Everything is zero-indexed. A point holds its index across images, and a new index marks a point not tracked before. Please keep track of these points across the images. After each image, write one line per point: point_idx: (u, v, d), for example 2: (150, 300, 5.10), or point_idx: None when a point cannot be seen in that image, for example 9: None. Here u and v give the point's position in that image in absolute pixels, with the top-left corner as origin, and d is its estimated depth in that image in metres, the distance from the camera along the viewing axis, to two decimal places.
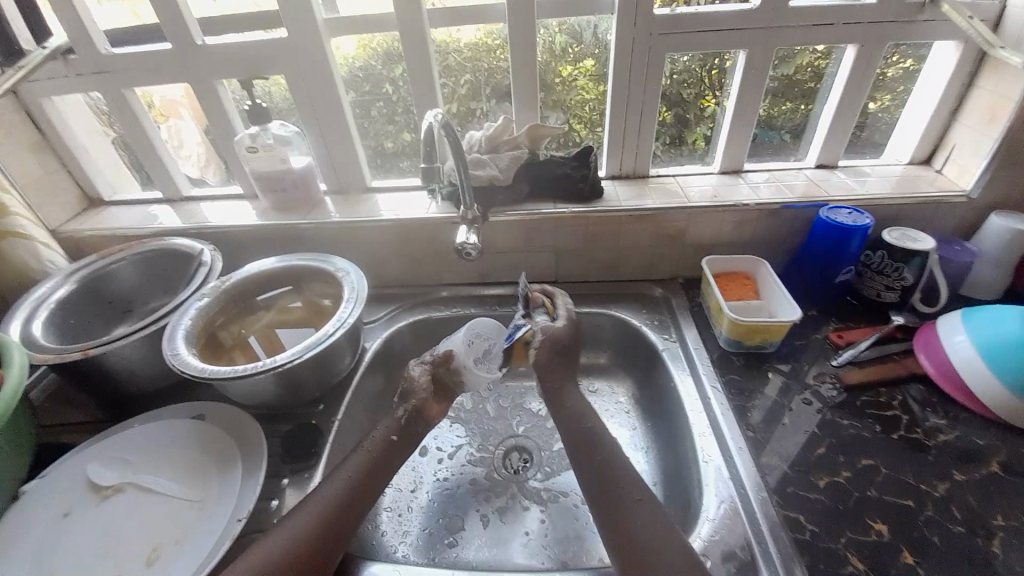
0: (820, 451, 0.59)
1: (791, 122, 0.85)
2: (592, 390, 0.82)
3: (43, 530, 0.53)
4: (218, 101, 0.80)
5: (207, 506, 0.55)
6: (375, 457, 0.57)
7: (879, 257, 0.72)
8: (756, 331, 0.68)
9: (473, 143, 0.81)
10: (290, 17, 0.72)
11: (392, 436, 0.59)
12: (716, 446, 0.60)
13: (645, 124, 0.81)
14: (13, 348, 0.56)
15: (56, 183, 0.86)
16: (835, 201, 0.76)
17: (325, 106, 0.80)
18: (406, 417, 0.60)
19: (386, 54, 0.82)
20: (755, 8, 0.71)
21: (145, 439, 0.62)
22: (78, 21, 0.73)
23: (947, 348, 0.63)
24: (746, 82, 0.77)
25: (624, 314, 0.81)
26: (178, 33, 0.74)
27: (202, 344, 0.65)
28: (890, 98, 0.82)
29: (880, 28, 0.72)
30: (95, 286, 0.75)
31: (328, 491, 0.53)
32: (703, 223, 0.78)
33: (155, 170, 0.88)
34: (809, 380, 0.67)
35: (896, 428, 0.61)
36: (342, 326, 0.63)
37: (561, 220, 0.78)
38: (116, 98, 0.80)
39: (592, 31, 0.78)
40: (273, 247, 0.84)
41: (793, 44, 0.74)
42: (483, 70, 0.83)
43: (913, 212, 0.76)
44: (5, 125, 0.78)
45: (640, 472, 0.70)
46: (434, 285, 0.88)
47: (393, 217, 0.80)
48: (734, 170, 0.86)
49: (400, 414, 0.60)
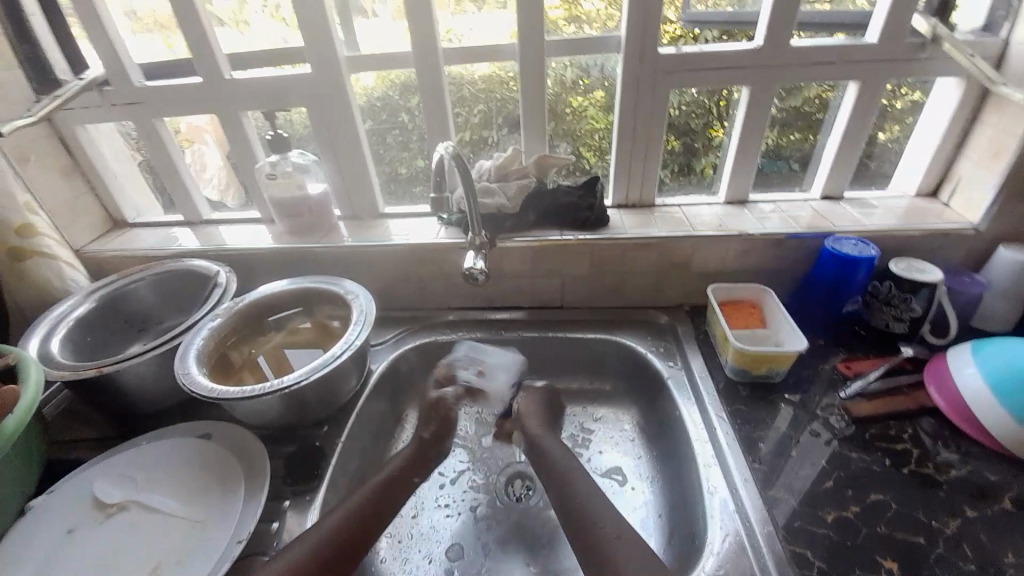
0: (829, 485, 0.57)
1: (799, 152, 0.86)
2: (596, 417, 0.81)
3: (45, 546, 0.54)
4: (241, 129, 0.84)
5: (208, 527, 0.55)
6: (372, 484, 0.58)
7: (887, 287, 0.71)
8: (762, 361, 0.67)
9: (483, 172, 0.83)
10: (313, 53, 0.76)
11: None
12: (722, 478, 0.59)
13: (652, 155, 0.83)
14: (30, 365, 0.58)
15: (83, 204, 0.90)
16: (841, 232, 0.76)
17: (344, 135, 0.83)
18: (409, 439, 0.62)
19: (403, 85, 0.84)
20: (759, 47, 0.73)
21: (150, 458, 0.63)
22: (115, 57, 0.78)
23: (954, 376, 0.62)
24: (750, 115, 0.78)
25: (629, 341, 0.81)
26: (209, 68, 0.78)
27: (212, 364, 0.67)
28: (896, 130, 0.83)
29: (881, 66, 0.73)
30: (114, 304, 0.77)
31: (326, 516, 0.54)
32: (709, 251, 0.79)
33: (179, 195, 0.92)
34: (818, 412, 0.66)
35: (907, 463, 0.59)
36: (349, 347, 0.64)
37: (567, 247, 0.80)
38: (146, 127, 0.84)
39: (600, 67, 0.81)
40: (287, 269, 0.86)
41: (797, 79, 0.76)
42: (496, 101, 0.85)
43: (920, 244, 0.76)
44: (40, 150, 0.82)
45: (643, 503, 0.69)
46: (442, 309, 0.89)
47: (404, 241, 0.82)
48: (740, 200, 0.87)
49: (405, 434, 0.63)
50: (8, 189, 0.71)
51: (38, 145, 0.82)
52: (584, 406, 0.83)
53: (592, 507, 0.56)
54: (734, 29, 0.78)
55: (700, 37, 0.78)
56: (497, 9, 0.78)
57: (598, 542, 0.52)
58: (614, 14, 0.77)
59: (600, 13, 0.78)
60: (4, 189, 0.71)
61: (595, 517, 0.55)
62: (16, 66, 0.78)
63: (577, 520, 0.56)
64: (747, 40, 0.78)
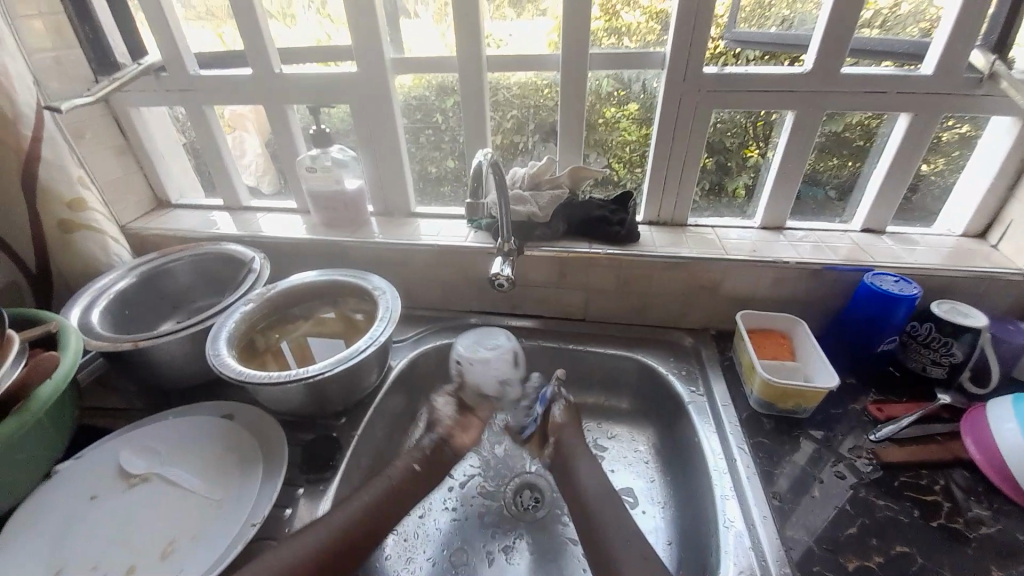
0: (852, 530, 0.55)
1: (837, 179, 0.84)
2: (610, 435, 0.80)
3: (69, 511, 0.56)
4: (285, 121, 0.86)
5: (224, 506, 0.57)
6: (394, 486, 0.59)
7: (926, 329, 0.69)
8: (788, 394, 0.66)
9: (516, 179, 0.84)
10: (360, 53, 0.78)
11: (414, 466, 0.62)
12: (739, 512, 0.58)
13: (687, 173, 0.82)
14: (71, 334, 0.60)
15: (132, 183, 0.94)
16: (880, 267, 0.73)
17: (382, 132, 0.85)
18: (431, 449, 0.65)
19: (439, 87, 0.85)
20: (806, 72, 0.72)
21: (174, 434, 0.65)
22: (173, 46, 0.82)
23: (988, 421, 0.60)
24: (792, 141, 0.77)
25: (650, 360, 0.80)
26: (260, 62, 0.81)
27: (241, 348, 0.69)
28: (943, 163, 0.80)
29: (935, 100, 0.71)
30: (153, 281, 0.80)
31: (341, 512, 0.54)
32: (739, 276, 0.77)
33: (220, 180, 0.95)
34: (844, 452, 0.64)
35: (936, 515, 0.56)
36: (373, 343, 0.65)
37: (595, 260, 0.79)
38: (196, 113, 0.87)
39: (640, 83, 0.80)
40: (318, 259, 0.88)
41: (844, 107, 0.74)
42: (530, 107, 0.86)
43: (964, 286, 0.73)
44: (96, 130, 0.86)
45: (654, 528, 0.67)
46: (464, 311, 0.90)
47: (433, 242, 0.83)
48: (775, 226, 0.85)
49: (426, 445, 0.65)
50: (63, 165, 0.74)
51: (94, 124, 0.86)
52: (597, 423, 0.82)
53: (601, 528, 0.55)
54: (778, 50, 0.77)
55: (744, 58, 0.77)
56: (537, 15, 0.78)
57: (610, 567, 0.52)
58: (655, 28, 0.76)
59: (641, 27, 0.77)
60: (59, 165, 0.74)
61: (605, 539, 0.54)
62: (77, 47, 0.82)
63: (589, 539, 0.56)
64: (791, 62, 0.77)
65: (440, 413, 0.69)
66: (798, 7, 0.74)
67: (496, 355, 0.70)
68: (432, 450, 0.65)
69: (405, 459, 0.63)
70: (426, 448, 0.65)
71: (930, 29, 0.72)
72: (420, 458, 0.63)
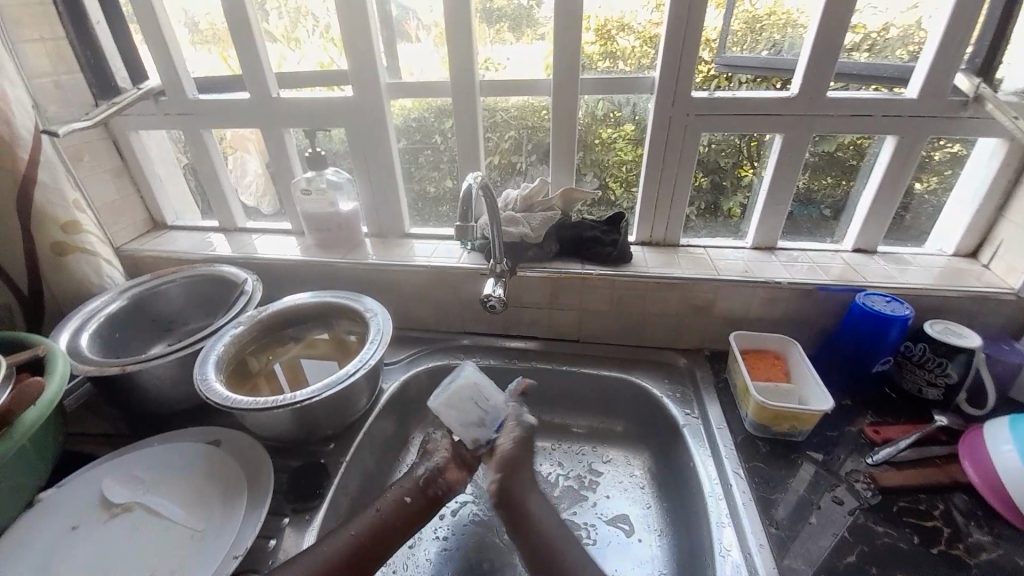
0: (851, 559, 0.54)
1: (831, 198, 0.85)
2: (605, 459, 0.79)
3: (47, 542, 0.54)
4: (282, 144, 0.88)
5: (208, 536, 0.56)
6: (384, 521, 0.56)
7: (920, 349, 0.68)
8: (784, 417, 0.65)
9: (509, 201, 0.85)
10: (357, 78, 0.80)
11: (404, 498, 0.58)
12: (736, 540, 0.56)
13: (679, 194, 0.83)
14: (58, 357, 0.60)
15: (128, 205, 0.94)
16: (873, 288, 0.73)
17: (378, 155, 0.86)
18: (425, 479, 0.59)
19: (438, 109, 0.86)
20: (793, 95, 0.73)
21: (160, 460, 0.63)
22: (173, 71, 0.83)
23: (988, 443, 0.59)
24: (782, 161, 0.78)
25: (644, 382, 0.79)
26: (259, 87, 0.82)
27: (230, 371, 0.68)
28: (937, 182, 0.80)
29: (921, 122, 0.72)
30: (145, 303, 0.80)
31: (339, 551, 0.52)
32: (732, 297, 0.77)
33: (217, 201, 0.95)
34: (841, 477, 0.63)
35: (935, 542, 0.55)
36: (362, 366, 0.65)
37: (588, 281, 0.79)
38: (194, 137, 0.89)
39: (632, 107, 0.82)
40: (312, 281, 0.88)
41: (831, 129, 0.75)
42: (527, 129, 0.87)
43: (957, 306, 0.73)
44: (94, 153, 0.87)
45: (650, 558, 0.65)
46: (458, 332, 0.89)
47: (427, 263, 0.83)
48: (768, 246, 0.86)
49: (421, 474, 0.60)
50: (59, 187, 0.75)
51: (93, 147, 0.87)
52: (545, 442, 0.82)
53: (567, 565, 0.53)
54: (771, 74, 0.78)
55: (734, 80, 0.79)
56: (535, 40, 0.80)
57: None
58: (649, 52, 0.77)
59: (636, 50, 0.78)
60: (57, 188, 0.75)
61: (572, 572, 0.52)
62: (78, 72, 0.84)
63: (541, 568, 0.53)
64: (781, 86, 0.78)
65: (438, 443, 0.63)
66: (788, 31, 0.75)
67: (445, 403, 0.59)
68: (425, 481, 0.59)
69: (397, 490, 0.58)
70: (420, 479, 0.59)
71: (916, 52, 0.73)
72: (412, 490, 0.58)
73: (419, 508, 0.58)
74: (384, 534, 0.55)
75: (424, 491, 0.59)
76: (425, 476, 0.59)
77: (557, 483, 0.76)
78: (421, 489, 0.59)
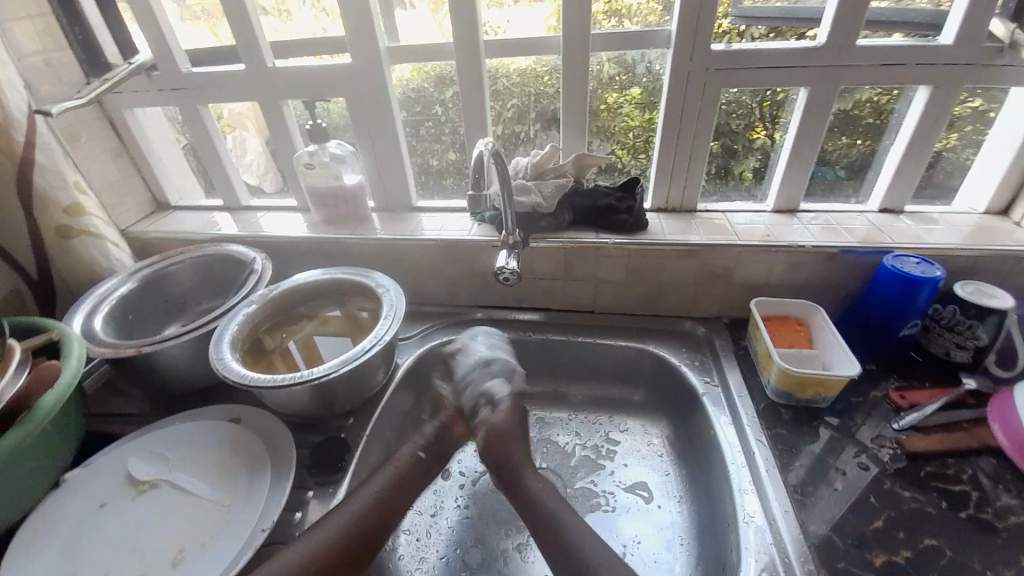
0: (877, 522, 0.54)
1: (846, 158, 0.81)
2: (623, 428, 0.79)
3: (78, 520, 0.55)
4: (282, 119, 0.85)
5: (235, 511, 0.56)
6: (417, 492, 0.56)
7: (950, 312, 0.67)
8: (808, 383, 0.64)
9: (519, 170, 0.82)
10: (355, 45, 0.76)
11: (420, 453, 0.60)
12: (759, 504, 0.56)
13: (695, 157, 0.79)
14: (73, 341, 0.60)
15: (130, 186, 0.93)
16: (900, 249, 0.71)
17: (382, 126, 0.83)
18: (435, 435, 0.61)
19: (438, 77, 0.82)
20: (820, 46, 0.68)
21: (182, 439, 0.64)
22: (163, 41, 0.79)
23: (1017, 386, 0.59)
24: (806, 120, 0.74)
25: (662, 352, 0.78)
26: (254, 56, 0.79)
27: (245, 350, 0.67)
28: (956, 138, 0.76)
29: (957, 71, 0.68)
30: (155, 285, 0.79)
31: (368, 513, 0.53)
32: (753, 263, 0.75)
33: (219, 181, 0.93)
34: (865, 442, 0.62)
35: (964, 505, 0.55)
36: (378, 342, 0.64)
37: (603, 250, 0.77)
38: (191, 113, 0.86)
39: (645, 64, 0.77)
40: (320, 258, 0.87)
41: (860, 81, 0.70)
42: (530, 95, 0.83)
43: (989, 265, 0.70)
44: (91, 133, 0.85)
45: (670, 523, 0.66)
46: (471, 306, 0.88)
47: (437, 236, 0.81)
48: (788, 209, 0.83)
49: (429, 431, 0.61)
50: (59, 169, 0.73)
51: (90, 127, 0.85)
52: (538, 410, 0.83)
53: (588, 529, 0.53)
54: (784, 26, 0.73)
55: (747, 34, 0.74)
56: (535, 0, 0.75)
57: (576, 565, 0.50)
58: (657, 8, 0.73)
59: (642, 7, 0.74)
60: (55, 169, 0.73)
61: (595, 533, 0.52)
62: (67, 47, 0.80)
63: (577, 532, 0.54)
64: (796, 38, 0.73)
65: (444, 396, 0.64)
66: None
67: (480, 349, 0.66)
68: (436, 437, 0.61)
69: (411, 446, 0.60)
70: (430, 436, 0.61)
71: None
72: (425, 446, 0.60)
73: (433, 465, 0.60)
74: (402, 491, 0.56)
75: (437, 450, 0.61)
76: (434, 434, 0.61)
77: (573, 452, 0.76)
78: (434, 445, 0.61)
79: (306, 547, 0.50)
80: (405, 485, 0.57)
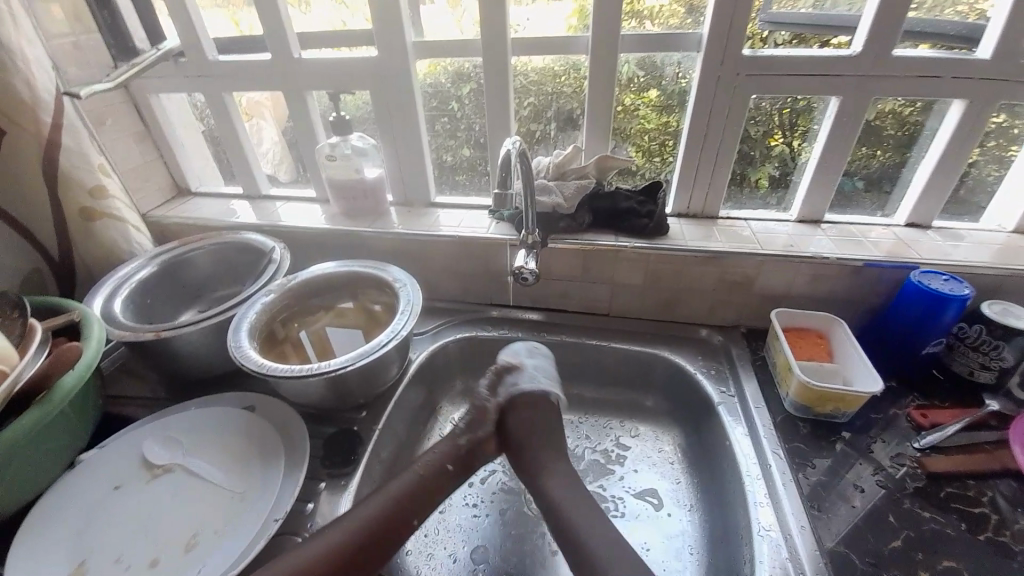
0: (896, 543, 0.53)
1: (867, 169, 0.79)
2: (634, 434, 0.78)
3: (93, 502, 0.56)
4: (304, 110, 0.85)
5: (248, 499, 0.56)
6: (427, 486, 0.56)
7: (976, 331, 0.65)
8: (828, 397, 0.63)
9: (540, 169, 0.82)
10: (381, 41, 0.76)
11: (447, 465, 0.58)
12: (774, 518, 0.55)
13: (720, 164, 0.78)
14: (93, 321, 0.61)
15: (152, 171, 0.93)
16: (927, 265, 0.69)
17: (404, 121, 0.83)
18: (466, 447, 0.60)
19: (457, 73, 0.82)
20: (854, 55, 0.67)
21: (197, 424, 0.64)
22: (190, 27, 0.80)
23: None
24: (835, 130, 0.72)
25: (678, 359, 0.77)
26: (280, 46, 0.79)
27: (262, 339, 0.68)
28: (977, 154, 0.75)
29: (993, 85, 0.66)
30: (174, 270, 0.80)
31: (377, 507, 0.53)
32: (774, 273, 0.74)
33: (239, 169, 0.94)
34: (883, 460, 0.61)
35: (983, 528, 0.54)
36: (394, 337, 0.63)
37: (623, 254, 0.76)
38: (216, 101, 0.86)
39: (673, 67, 0.76)
40: (337, 249, 0.87)
41: (894, 93, 0.69)
42: (548, 94, 0.82)
43: (1019, 284, 0.69)
44: (115, 117, 0.85)
45: (680, 533, 0.65)
46: (486, 304, 0.88)
47: (455, 233, 0.81)
48: (812, 219, 0.81)
49: (461, 442, 0.60)
50: (84, 152, 0.74)
51: (113, 110, 0.85)
52: None
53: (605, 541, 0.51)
54: (808, 33, 0.71)
55: (768, 40, 0.72)
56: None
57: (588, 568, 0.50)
58: (679, 10, 0.72)
59: (664, 9, 0.73)
60: (81, 152, 0.73)
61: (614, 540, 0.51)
62: (95, 31, 0.81)
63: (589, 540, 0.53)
64: (821, 46, 0.71)
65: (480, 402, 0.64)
66: None
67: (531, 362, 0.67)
68: (467, 450, 0.60)
69: (438, 457, 0.59)
70: (461, 446, 0.60)
71: (968, 13, 0.67)
72: (453, 458, 0.59)
73: (460, 475, 0.59)
74: (416, 490, 0.56)
75: (465, 460, 0.60)
76: (466, 447, 0.60)
77: (583, 456, 0.76)
78: (462, 457, 0.60)
79: (319, 539, 0.50)
80: (419, 483, 0.56)
